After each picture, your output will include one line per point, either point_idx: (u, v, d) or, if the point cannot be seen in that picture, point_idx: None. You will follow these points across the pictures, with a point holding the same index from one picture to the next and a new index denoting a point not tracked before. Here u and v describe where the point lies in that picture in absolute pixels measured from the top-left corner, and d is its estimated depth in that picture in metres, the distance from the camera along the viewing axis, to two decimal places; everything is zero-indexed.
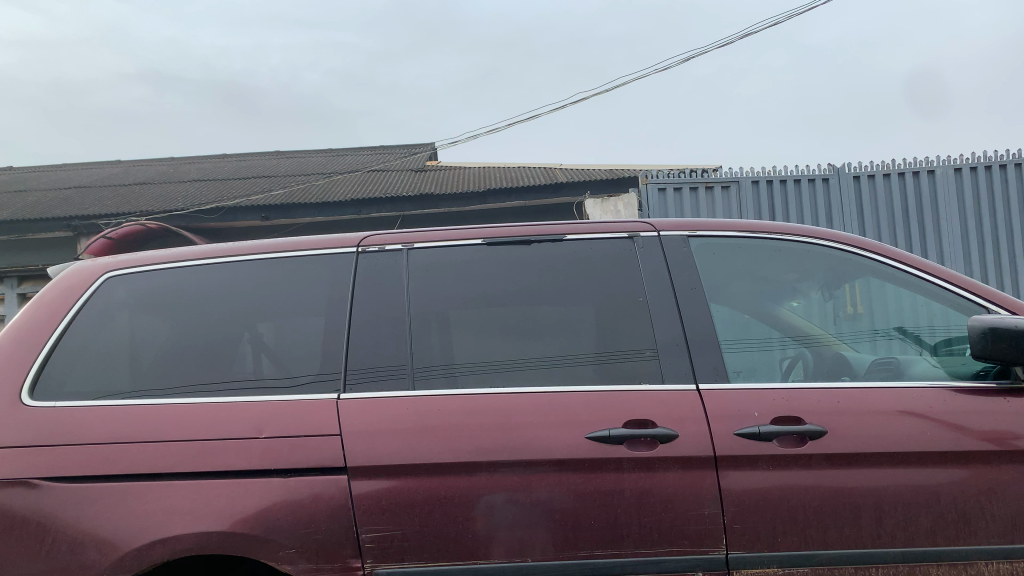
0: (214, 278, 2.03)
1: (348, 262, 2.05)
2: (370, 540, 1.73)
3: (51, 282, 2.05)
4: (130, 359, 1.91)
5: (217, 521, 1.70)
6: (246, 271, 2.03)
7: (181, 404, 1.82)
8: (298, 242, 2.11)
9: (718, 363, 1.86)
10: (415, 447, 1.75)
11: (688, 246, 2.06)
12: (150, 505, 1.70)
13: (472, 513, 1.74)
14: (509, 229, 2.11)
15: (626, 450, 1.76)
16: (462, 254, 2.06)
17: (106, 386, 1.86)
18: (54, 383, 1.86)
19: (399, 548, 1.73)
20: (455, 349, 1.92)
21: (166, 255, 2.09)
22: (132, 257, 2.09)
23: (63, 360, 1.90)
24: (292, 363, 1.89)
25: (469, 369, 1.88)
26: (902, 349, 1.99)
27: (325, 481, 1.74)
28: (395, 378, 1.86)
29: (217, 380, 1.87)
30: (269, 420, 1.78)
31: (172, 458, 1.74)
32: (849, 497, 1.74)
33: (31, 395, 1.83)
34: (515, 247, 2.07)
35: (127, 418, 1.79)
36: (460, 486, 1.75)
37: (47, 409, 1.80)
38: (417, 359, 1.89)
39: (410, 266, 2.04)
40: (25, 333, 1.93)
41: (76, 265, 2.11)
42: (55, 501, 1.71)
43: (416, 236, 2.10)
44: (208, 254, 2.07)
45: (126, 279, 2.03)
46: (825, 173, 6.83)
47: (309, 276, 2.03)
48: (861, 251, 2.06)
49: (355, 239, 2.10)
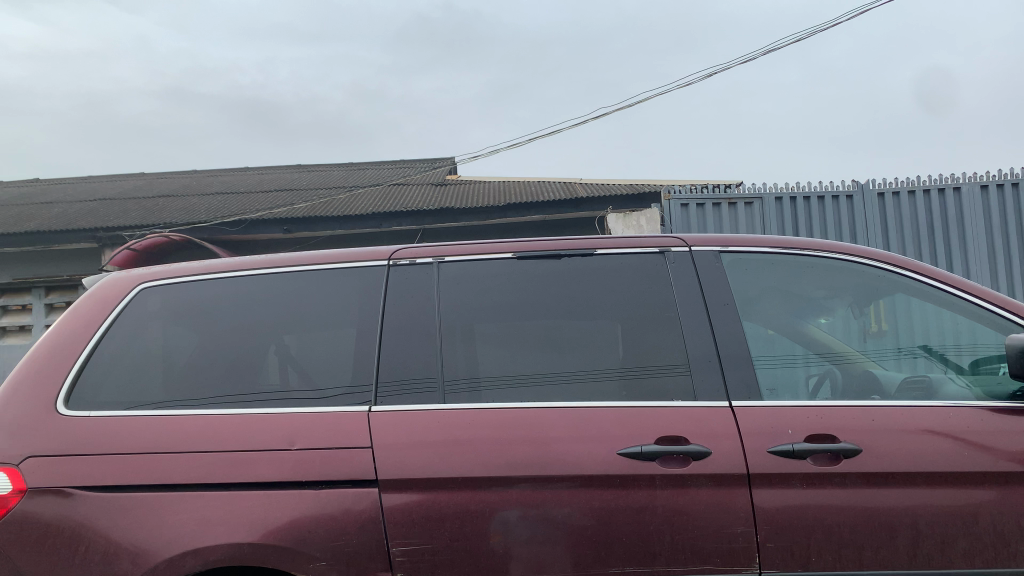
0: (247, 290, 2.04)
1: (380, 275, 2.05)
2: (400, 553, 1.72)
3: (86, 293, 2.07)
4: (163, 369, 1.92)
5: (249, 533, 1.70)
6: (279, 284, 2.05)
7: (215, 415, 1.83)
8: (329, 255, 2.11)
9: (751, 380, 1.85)
10: (446, 460, 1.75)
11: (720, 262, 2.04)
12: (183, 515, 1.71)
13: (488, 529, 1.73)
14: (541, 243, 2.11)
15: (658, 466, 1.74)
16: (492, 267, 2.06)
17: (139, 396, 1.88)
18: (89, 393, 1.88)
19: (430, 562, 1.72)
20: (482, 363, 1.92)
21: (200, 266, 2.11)
22: (167, 267, 2.11)
23: (98, 370, 1.92)
24: (323, 376, 1.90)
25: (496, 383, 1.88)
26: (928, 368, 1.97)
27: (358, 494, 1.74)
28: (426, 391, 1.86)
29: (249, 391, 1.88)
30: (302, 431, 1.79)
31: (206, 468, 1.75)
32: (884, 517, 1.72)
33: (66, 404, 1.84)
34: (546, 261, 2.07)
35: (161, 428, 1.80)
36: (490, 500, 1.74)
37: (82, 418, 1.82)
38: (446, 372, 1.89)
39: (441, 279, 2.04)
40: (61, 342, 1.96)
41: (112, 275, 2.14)
42: (89, 510, 1.72)
43: (446, 250, 2.10)
44: (242, 265, 2.09)
45: (161, 290, 2.05)
46: (850, 189, 6.79)
47: (339, 288, 2.04)
48: (896, 267, 2.04)
49: (387, 252, 2.11)
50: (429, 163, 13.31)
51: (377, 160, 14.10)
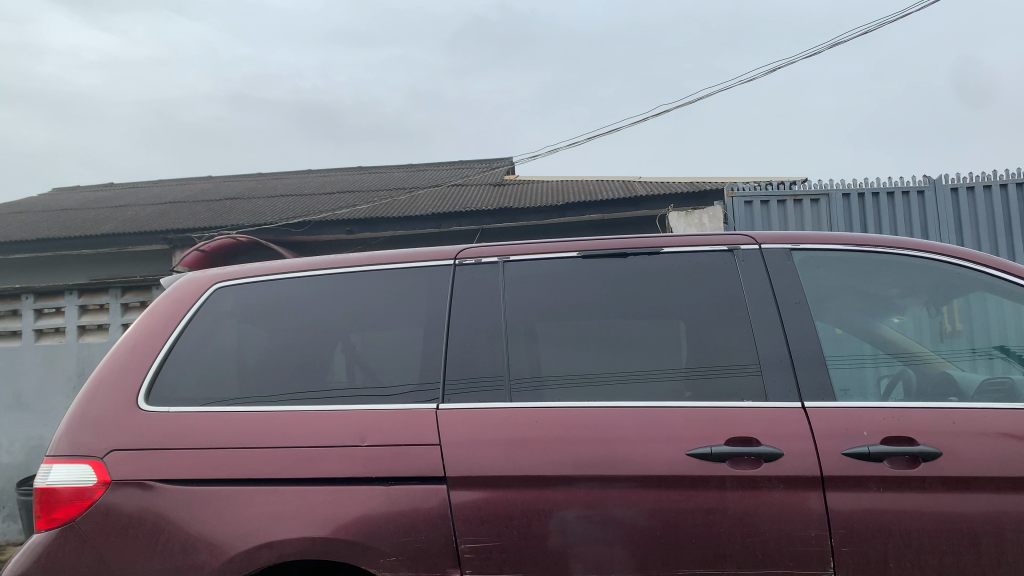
0: (317, 290, 2.08)
1: (446, 274, 2.07)
2: (469, 550, 1.73)
3: (165, 293, 2.14)
4: (238, 367, 1.97)
5: (321, 527, 1.73)
6: (348, 284, 2.08)
7: (288, 411, 1.87)
8: (396, 254, 2.14)
9: (825, 381, 1.80)
10: (513, 459, 1.75)
11: (791, 260, 2.00)
12: (258, 508, 1.75)
13: (549, 529, 1.73)
14: (607, 242, 2.10)
15: (729, 468, 1.72)
16: (557, 267, 2.06)
17: (214, 393, 1.93)
18: (168, 389, 1.94)
19: (498, 559, 1.73)
20: (547, 362, 1.92)
21: (272, 267, 2.16)
22: (241, 268, 2.17)
23: (176, 367, 1.98)
24: (391, 374, 1.93)
25: (562, 382, 1.88)
26: (1006, 369, 1.91)
27: (427, 491, 1.76)
28: (493, 390, 1.87)
29: (319, 388, 1.92)
30: (372, 428, 1.82)
31: (279, 463, 1.79)
32: (966, 523, 1.66)
33: (147, 400, 1.91)
34: (612, 260, 2.05)
35: (237, 424, 1.85)
36: (557, 499, 1.74)
37: (162, 414, 1.88)
38: (513, 371, 1.90)
39: (507, 278, 2.05)
40: (141, 341, 2.02)
41: (188, 276, 2.20)
42: (169, 503, 1.78)
43: (512, 249, 2.11)
44: (311, 266, 2.13)
45: (235, 290, 2.11)
46: (921, 185, 6.58)
47: (407, 288, 2.06)
48: (974, 265, 1.97)
49: (452, 252, 2.13)
50: (487, 164, 13.38)
51: (435, 161, 14.24)
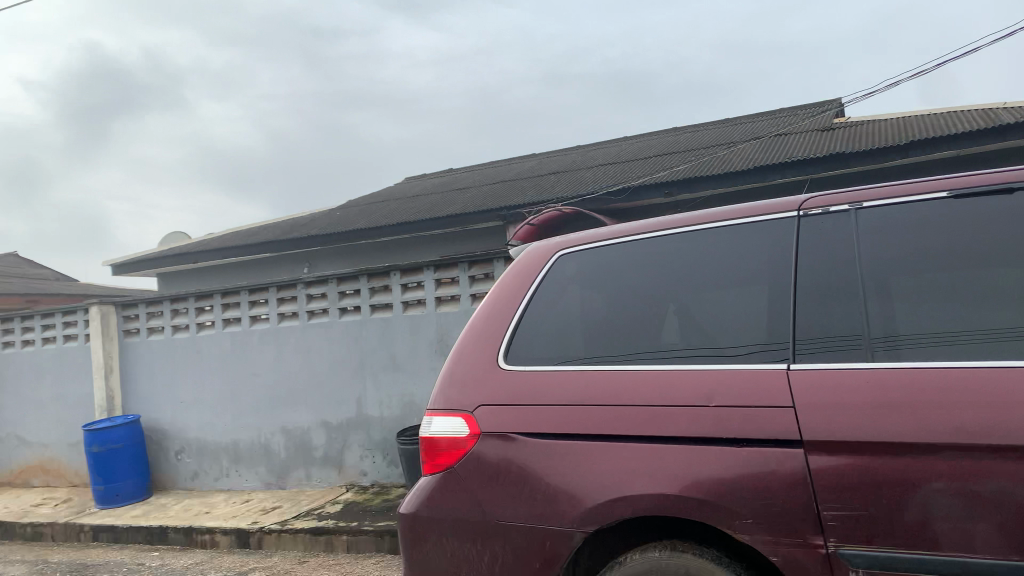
0: (656, 251, 2.08)
1: (790, 226, 1.94)
2: (832, 518, 1.63)
3: (515, 261, 2.29)
4: (584, 329, 2.05)
5: (673, 485, 1.75)
6: (686, 243, 2.05)
7: (635, 371, 1.91)
8: (734, 210, 2.06)
9: None
10: (880, 423, 1.61)
11: None
12: (612, 464, 1.82)
13: (929, 502, 1.56)
14: (987, 176, 1.81)
15: None
16: (923, 210, 1.82)
17: (564, 353, 2.03)
18: (523, 350, 2.08)
19: (867, 530, 1.60)
20: (916, 319, 1.72)
21: (610, 230, 2.20)
22: (582, 233, 2.24)
23: (529, 329, 2.11)
24: (737, 333, 1.87)
25: (935, 340, 1.67)
26: None
27: (782, 454, 1.68)
28: (852, 349, 1.73)
29: (664, 348, 1.92)
30: (720, 388, 1.79)
31: (629, 421, 1.84)
32: None
33: (506, 360, 2.07)
34: (995, 198, 1.77)
35: (588, 384, 1.93)
36: (937, 469, 1.56)
37: (520, 373, 2.03)
38: (874, 329, 1.74)
39: (861, 226, 1.87)
40: (496, 306, 2.19)
41: (534, 244, 2.33)
42: (531, 455, 1.92)
43: (866, 193, 1.91)
44: (649, 227, 2.13)
45: (578, 255, 2.18)
46: None
47: (749, 244, 1.97)
48: None
49: (796, 202, 1.98)
50: (813, 109, 12.41)
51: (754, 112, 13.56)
